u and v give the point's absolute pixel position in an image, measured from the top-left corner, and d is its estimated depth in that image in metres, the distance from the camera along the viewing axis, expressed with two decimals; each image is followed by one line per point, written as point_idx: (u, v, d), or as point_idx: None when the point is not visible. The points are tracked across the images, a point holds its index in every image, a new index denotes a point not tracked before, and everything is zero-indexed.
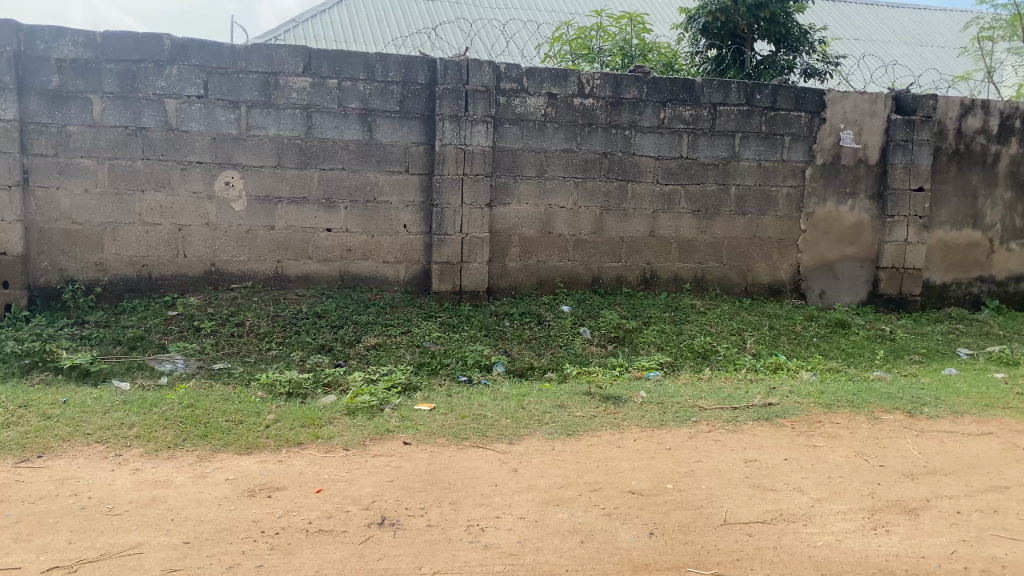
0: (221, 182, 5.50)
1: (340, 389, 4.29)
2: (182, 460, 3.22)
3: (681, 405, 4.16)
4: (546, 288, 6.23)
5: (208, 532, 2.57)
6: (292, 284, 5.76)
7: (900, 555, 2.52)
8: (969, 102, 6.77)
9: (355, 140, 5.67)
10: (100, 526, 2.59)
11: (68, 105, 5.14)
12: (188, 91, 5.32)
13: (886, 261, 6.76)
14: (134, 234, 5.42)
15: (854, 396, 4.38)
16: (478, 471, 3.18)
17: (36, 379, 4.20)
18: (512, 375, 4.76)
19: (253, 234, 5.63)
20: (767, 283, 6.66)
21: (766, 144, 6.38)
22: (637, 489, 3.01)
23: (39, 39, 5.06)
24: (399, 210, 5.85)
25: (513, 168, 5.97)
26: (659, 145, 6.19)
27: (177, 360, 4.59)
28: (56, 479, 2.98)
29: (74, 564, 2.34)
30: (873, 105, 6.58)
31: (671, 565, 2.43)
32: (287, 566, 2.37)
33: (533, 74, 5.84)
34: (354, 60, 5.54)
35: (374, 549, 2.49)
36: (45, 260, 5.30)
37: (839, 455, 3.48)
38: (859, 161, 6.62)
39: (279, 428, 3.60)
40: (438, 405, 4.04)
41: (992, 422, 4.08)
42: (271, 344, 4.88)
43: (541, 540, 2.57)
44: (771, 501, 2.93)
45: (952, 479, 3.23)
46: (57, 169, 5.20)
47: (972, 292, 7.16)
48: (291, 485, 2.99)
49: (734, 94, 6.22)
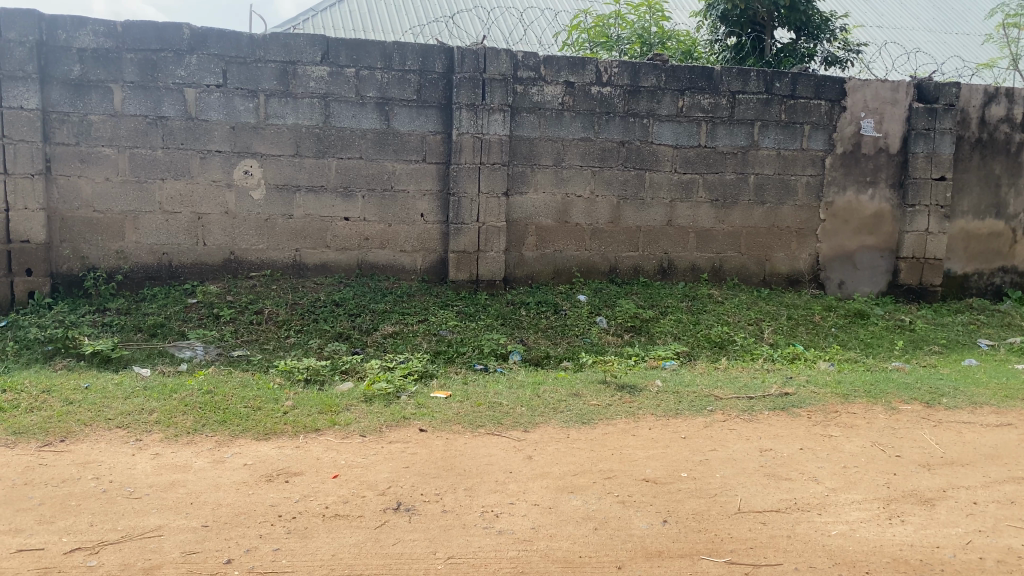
0: (240, 171, 5.55)
1: (357, 375, 4.33)
2: (202, 445, 3.28)
3: (696, 394, 4.15)
4: (563, 277, 6.22)
5: (227, 516, 2.62)
6: (310, 272, 5.80)
7: (915, 545, 2.51)
8: (993, 90, 6.65)
9: (373, 129, 5.70)
10: (121, 509, 2.65)
11: (89, 94, 5.22)
12: (208, 80, 5.37)
13: (906, 251, 6.66)
14: (154, 222, 5.49)
15: (872, 386, 4.35)
16: (493, 458, 3.20)
17: (59, 365, 4.29)
18: (528, 364, 4.79)
19: (272, 222, 5.68)
20: (786, 273, 6.60)
21: (786, 133, 6.31)
22: (652, 477, 3.02)
23: (61, 29, 5.13)
24: (417, 199, 5.87)
25: (531, 157, 5.96)
26: (677, 134, 6.14)
27: (197, 347, 4.65)
28: (79, 462, 3.06)
29: (95, 546, 2.39)
30: (895, 94, 6.48)
31: (684, 552, 2.44)
32: (304, 550, 2.41)
33: (550, 62, 5.82)
34: (371, 49, 5.56)
35: (390, 534, 2.52)
36: (67, 247, 5.39)
37: (855, 445, 3.46)
38: (880, 150, 6.53)
39: (296, 414, 3.65)
40: (454, 393, 4.07)
41: (1012, 413, 4.02)
42: (290, 332, 4.94)
43: (554, 527, 2.60)
44: (786, 491, 2.92)
45: (968, 470, 3.20)
46: (79, 158, 5.29)
47: (994, 282, 7.04)
48: (308, 470, 3.04)
49: (754, 82, 6.15)
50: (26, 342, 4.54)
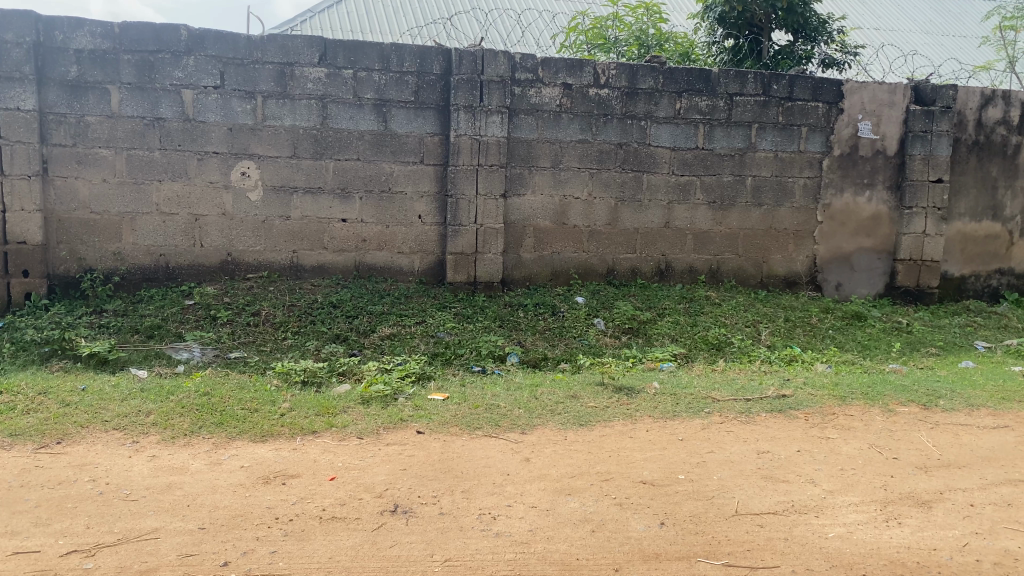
0: (237, 173, 5.55)
1: (355, 377, 4.32)
2: (198, 448, 3.27)
3: (694, 396, 4.15)
4: (561, 279, 6.23)
5: (223, 518, 2.61)
6: (307, 273, 5.80)
7: (912, 547, 2.51)
8: (990, 93, 6.66)
9: (370, 131, 5.69)
10: (118, 511, 2.64)
11: (86, 96, 5.21)
12: (205, 82, 5.36)
13: (903, 253, 6.67)
14: (151, 224, 5.49)
15: (869, 388, 4.35)
16: (491, 461, 3.20)
17: (55, 367, 4.28)
18: (526, 366, 4.78)
19: (269, 224, 5.68)
20: (783, 275, 6.60)
21: (783, 135, 6.32)
22: (649, 479, 3.01)
23: (58, 30, 5.12)
24: (414, 200, 5.86)
25: (528, 158, 5.96)
26: (675, 136, 6.15)
27: (194, 349, 4.64)
28: (75, 464, 3.05)
29: (91, 548, 2.39)
30: (892, 96, 6.49)
31: (680, 555, 2.43)
32: (301, 552, 2.40)
33: (548, 64, 5.83)
34: (369, 51, 5.56)
35: (387, 536, 2.52)
36: (64, 249, 5.38)
37: (852, 448, 3.46)
38: (877, 152, 6.54)
39: (293, 416, 3.65)
40: (452, 395, 4.06)
41: (1009, 415, 4.03)
42: (287, 333, 4.93)
43: (552, 529, 2.60)
44: (783, 493, 2.92)
45: (965, 473, 3.19)
46: (76, 160, 5.27)
47: (991, 284, 7.06)
48: (306, 472, 3.03)
49: (751, 84, 6.16)
50: (23, 343, 4.53)
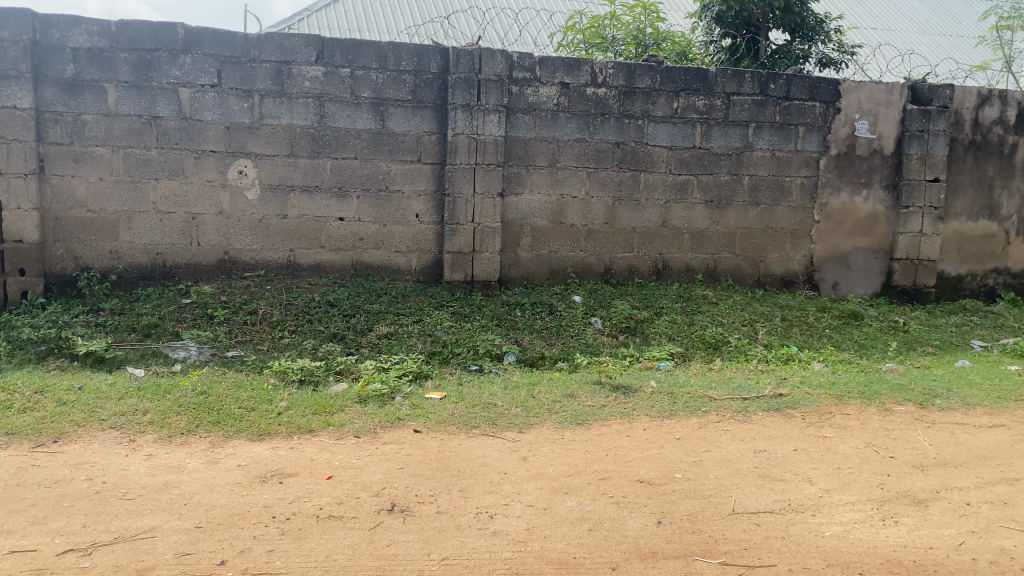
0: (234, 171, 5.54)
1: (352, 376, 4.32)
2: (195, 447, 3.26)
3: (691, 395, 4.15)
4: (558, 278, 6.23)
5: (220, 517, 2.61)
6: (304, 272, 5.79)
7: (908, 545, 2.52)
8: (986, 93, 6.68)
9: (368, 130, 5.69)
10: (114, 510, 2.64)
11: (83, 94, 5.19)
12: (202, 80, 5.35)
13: (899, 253, 6.69)
14: (148, 222, 5.48)
15: (865, 387, 4.36)
16: (488, 459, 3.20)
17: (51, 366, 4.26)
18: (523, 364, 4.79)
19: (266, 222, 5.67)
20: (780, 274, 6.61)
21: (780, 135, 6.32)
22: (646, 478, 3.02)
23: (55, 28, 5.10)
24: (412, 199, 5.86)
25: (526, 157, 5.96)
26: (672, 135, 6.15)
27: (191, 347, 4.63)
28: (72, 463, 3.04)
29: (88, 547, 2.38)
30: (889, 95, 6.50)
31: (678, 554, 2.44)
32: (298, 551, 2.40)
33: (546, 63, 5.83)
34: (367, 49, 5.55)
35: (384, 535, 2.52)
36: (61, 247, 5.37)
37: (848, 446, 3.47)
38: (874, 151, 6.55)
39: (290, 415, 3.64)
40: (449, 394, 4.07)
41: (1005, 414, 4.04)
42: (284, 332, 4.93)
43: (549, 527, 2.60)
44: (780, 492, 2.93)
45: (961, 471, 3.20)
46: (72, 158, 5.26)
47: (987, 283, 7.08)
48: (302, 471, 3.03)
49: (749, 83, 6.16)
50: (19, 342, 4.51)
